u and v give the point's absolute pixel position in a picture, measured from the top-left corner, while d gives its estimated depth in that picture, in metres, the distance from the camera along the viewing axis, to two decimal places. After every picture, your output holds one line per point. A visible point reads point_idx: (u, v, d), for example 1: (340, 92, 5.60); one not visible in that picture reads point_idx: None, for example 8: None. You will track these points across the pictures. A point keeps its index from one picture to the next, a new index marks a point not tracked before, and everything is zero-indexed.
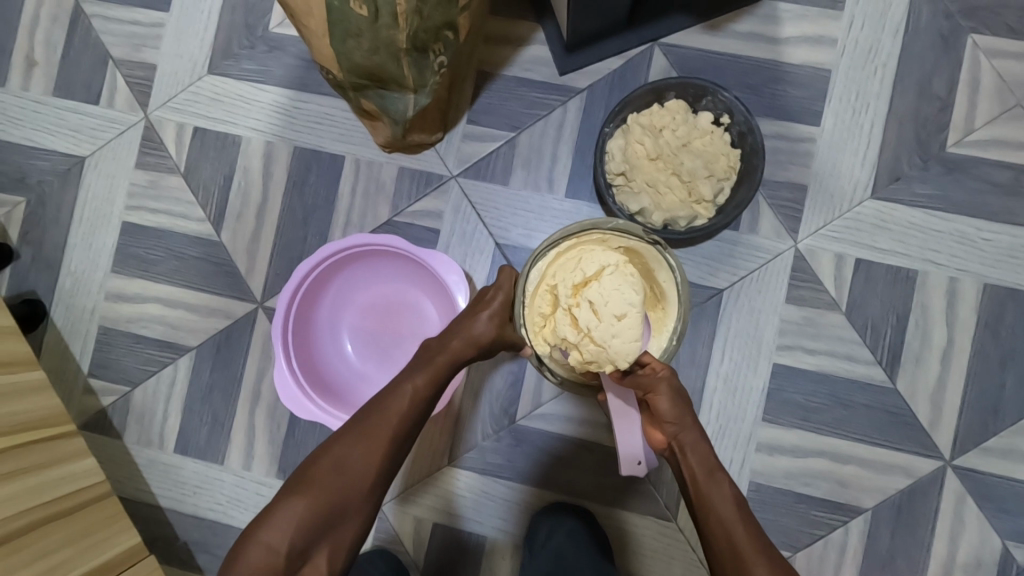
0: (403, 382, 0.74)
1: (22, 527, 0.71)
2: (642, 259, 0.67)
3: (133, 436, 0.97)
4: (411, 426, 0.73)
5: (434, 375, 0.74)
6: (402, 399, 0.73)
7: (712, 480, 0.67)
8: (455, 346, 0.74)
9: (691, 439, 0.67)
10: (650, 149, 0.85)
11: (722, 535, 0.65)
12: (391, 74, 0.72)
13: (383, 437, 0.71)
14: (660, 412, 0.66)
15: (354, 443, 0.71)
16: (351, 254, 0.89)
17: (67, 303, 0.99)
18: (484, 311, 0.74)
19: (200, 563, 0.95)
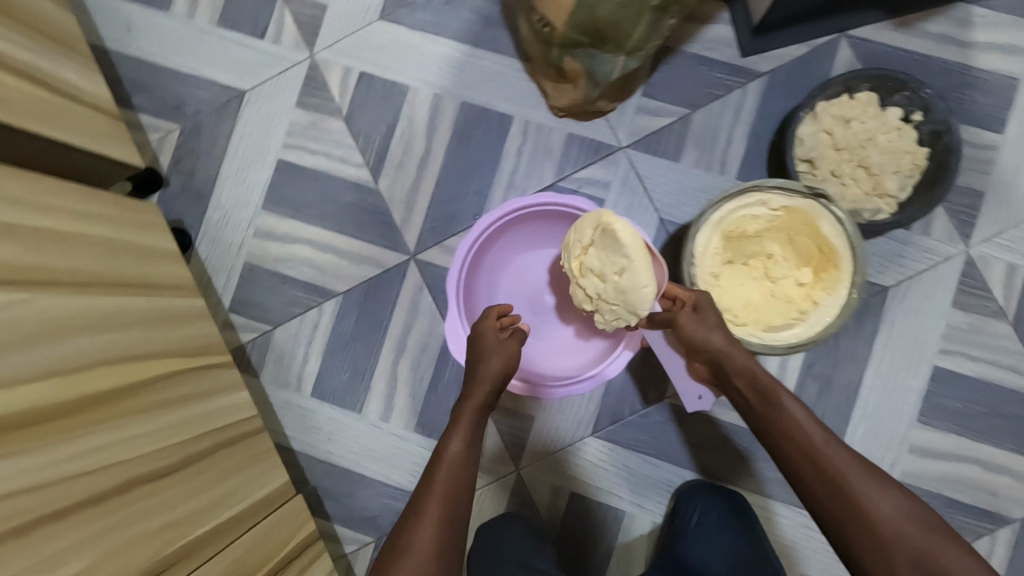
0: (442, 448, 0.72)
1: (204, 451, 0.69)
2: (805, 216, 0.71)
3: (270, 376, 0.96)
4: (466, 483, 0.70)
5: (468, 429, 0.74)
6: (449, 460, 0.70)
7: (772, 404, 0.63)
8: (477, 390, 0.76)
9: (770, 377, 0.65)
10: (839, 139, 0.85)
11: (854, 481, 0.57)
12: (624, 32, 0.73)
13: (443, 482, 0.69)
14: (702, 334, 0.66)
15: (418, 517, 0.66)
16: (539, 216, 0.92)
17: (214, 237, 0.98)
18: (490, 355, 0.78)
19: (327, 510, 0.94)
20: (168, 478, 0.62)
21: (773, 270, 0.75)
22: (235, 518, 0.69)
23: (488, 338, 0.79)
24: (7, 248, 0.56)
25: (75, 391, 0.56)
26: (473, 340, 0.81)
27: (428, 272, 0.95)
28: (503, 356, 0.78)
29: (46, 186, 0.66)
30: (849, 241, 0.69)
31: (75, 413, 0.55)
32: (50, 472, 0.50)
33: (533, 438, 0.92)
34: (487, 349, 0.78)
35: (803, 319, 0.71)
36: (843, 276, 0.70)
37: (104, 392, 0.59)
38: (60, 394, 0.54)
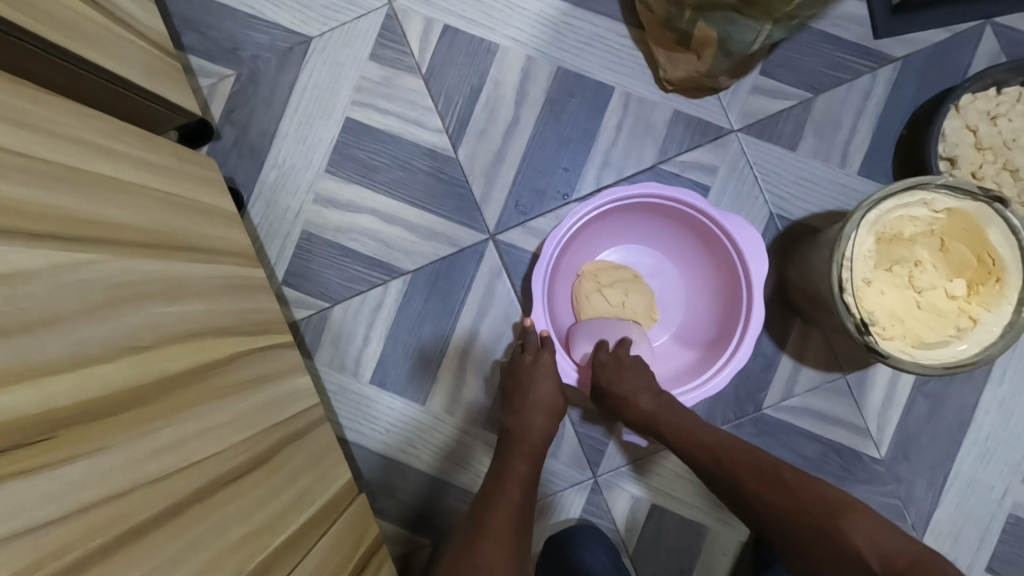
0: (505, 473, 0.71)
1: (274, 444, 0.61)
2: (970, 221, 0.63)
3: (325, 358, 0.87)
4: (527, 512, 0.68)
5: (532, 456, 0.73)
6: (514, 486, 0.69)
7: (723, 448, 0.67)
8: (541, 419, 0.75)
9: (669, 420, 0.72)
10: (983, 137, 0.77)
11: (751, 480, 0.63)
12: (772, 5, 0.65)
13: (511, 506, 0.67)
14: (625, 393, 0.73)
15: (479, 538, 0.63)
16: (650, 203, 0.81)
17: (269, 199, 0.87)
18: (550, 384, 0.76)
19: (381, 508, 0.86)
20: (244, 478, 0.54)
21: (920, 278, 0.68)
22: (308, 523, 0.61)
23: (544, 361, 0.76)
24: (69, 196, 0.46)
25: (147, 375, 0.47)
26: (530, 366, 0.76)
27: (507, 255, 0.85)
28: (556, 385, 0.76)
29: (105, 127, 0.56)
30: (1022, 253, 0.61)
31: (153, 401, 0.46)
32: (128, 476, 0.41)
33: (615, 442, 0.85)
34: (544, 378, 0.76)
35: (962, 336, 0.64)
36: (1009, 291, 0.62)
37: (176, 378, 0.50)
38: (131, 379, 0.45)
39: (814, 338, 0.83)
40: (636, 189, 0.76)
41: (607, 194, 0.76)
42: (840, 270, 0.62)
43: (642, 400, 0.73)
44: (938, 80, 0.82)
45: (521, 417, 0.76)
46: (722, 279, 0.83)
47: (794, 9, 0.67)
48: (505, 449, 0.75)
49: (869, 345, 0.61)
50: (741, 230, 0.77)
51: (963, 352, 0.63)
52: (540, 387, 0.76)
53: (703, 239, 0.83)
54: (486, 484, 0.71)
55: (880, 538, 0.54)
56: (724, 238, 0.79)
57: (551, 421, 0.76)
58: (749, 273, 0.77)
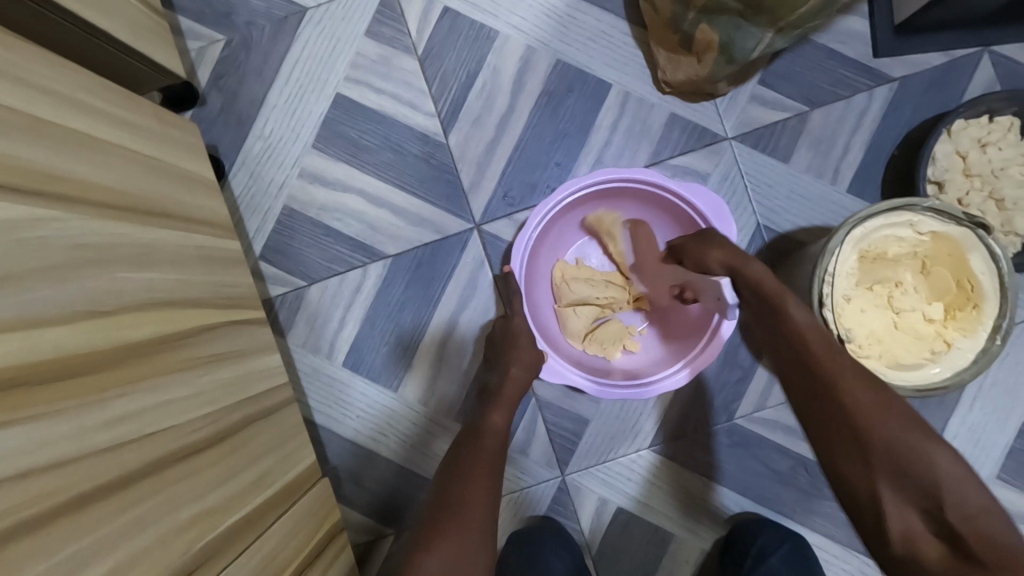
0: (481, 425, 0.70)
1: (239, 421, 0.59)
2: (954, 245, 0.63)
3: (299, 338, 0.85)
4: (503, 458, 0.67)
5: (510, 408, 0.72)
6: (491, 437, 0.68)
7: (877, 415, 0.52)
8: (518, 373, 0.73)
9: (796, 299, 0.61)
10: (972, 164, 0.77)
11: (908, 439, 0.51)
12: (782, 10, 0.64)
13: (489, 452, 0.66)
14: (742, 253, 0.66)
15: (461, 481, 0.62)
16: (645, 193, 0.81)
17: (252, 171, 0.85)
18: (522, 341, 0.76)
19: (345, 494, 0.85)
20: (202, 456, 0.52)
21: (899, 299, 0.68)
22: (266, 504, 0.59)
23: (519, 324, 0.78)
24: (33, 149, 0.44)
25: (104, 342, 0.45)
26: (506, 330, 0.78)
27: (491, 246, 0.84)
28: (531, 345, 0.75)
29: (80, 78, 0.54)
30: (1001, 281, 0.62)
31: (108, 370, 0.44)
32: (75, 446, 0.40)
33: (585, 442, 0.84)
34: (518, 334, 0.77)
35: (936, 360, 0.64)
36: (985, 318, 0.62)
37: (136, 347, 0.48)
38: (86, 344, 0.43)
39: None
40: (612, 173, 0.77)
41: (581, 179, 0.76)
42: (822, 285, 0.62)
43: (753, 263, 0.65)
44: (933, 104, 0.82)
45: (502, 374, 0.74)
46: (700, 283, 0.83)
47: (799, 19, 0.67)
48: (483, 405, 0.73)
49: None
50: (711, 204, 0.77)
51: (936, 376, 0.63)
52: (520, 345, 0.76)
53: (679, 222, 0.83)
54: (462, 437, 0.70)
55: (961, 489, 0.48)
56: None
57: (529, 376, 0.74)
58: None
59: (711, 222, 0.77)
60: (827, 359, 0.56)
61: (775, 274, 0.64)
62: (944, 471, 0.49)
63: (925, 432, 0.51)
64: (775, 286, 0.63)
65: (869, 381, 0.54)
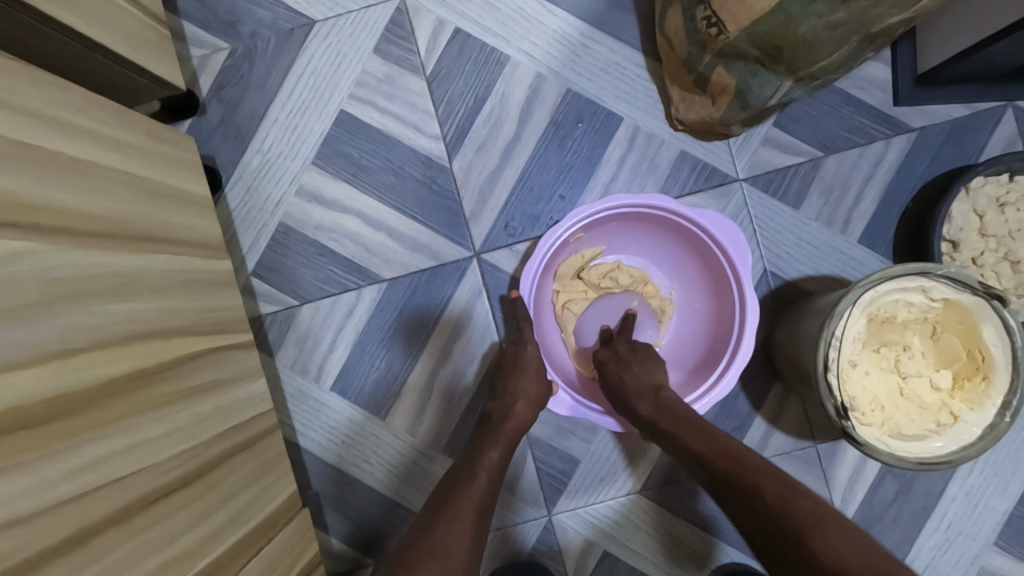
0: (476, 460, 0.67)
1: (215, 457, 0.57)
2: (967, 314, 0.61)
3: (287, 358, 0.83)
4: (492, 501, 0.65)
5: (507, 446, 0.69)
6: (484, 474, 0.65)
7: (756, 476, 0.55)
8: (522, 410, 0.71)
9: (684, 419, 0.64)
10: (988, 224, 0.75)
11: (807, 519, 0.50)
12: (805, 58, 0.62)
13: (482, 491, 0.64)
14: (630, 390, 0.69)
15: (447, 518, 0.60)
16: (660, 220, 0.79)
17: (249, 185, 0.83)
18: (529, 373, 0.74)
19: (326, 522, 0.83)
20: (173, 497, 0.50)
21: (906, 364, 0.66)
22: (240, 544, 0.57)
23: (529, 350, 0.76)
24: (14, 177, 0.43)
25: (76, 383, 0.43)
26: (512, 358, 0.76)
27: (490, 276, 0.82)
28: (538, 377, 0.73)
29: (66, 97, 0.52)
30: (1014, 354, 0.59)
31: (81, 417, 0.43)
32: (34, 500, 0.37)
33: (574, 483, 0.82)
34: (525, 364, 0.75)
35: (940, 432, 0.61)
36: (994, 392, 0.60)
37: (109, 389, 0.46)
38: (54, 386, 0.41)
39: (792, 404, 0.81)
40: (633, 199, 0.74)
41: (599, 203, 0.73)
42: (828, 349, 0.60)
43: (642, 404, 0.67)
44: (952, 158, 0.80)
45: (505, 408, 0.72)
46: (716, 313, 0.80)
47: (820, 70, 0.65)
48: (479, 436, 0.71)
49: (846, 431, 0.59)
50: (732, 236, 0.75)
51: (939, 449, 0.60)
52: (524, 377, 0.74)
53: (697, 251, 0.80)
54: (452, 469, 0.68)
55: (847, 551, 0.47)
56: (727, 270, 0.76)
57: (532, 413, 0.72)
58: (743, 304, 0.75)
59: (730, 254, 0.75)
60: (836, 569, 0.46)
61: (662, 401, 0.67)
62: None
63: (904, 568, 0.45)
64: (675, 416, 0.65)
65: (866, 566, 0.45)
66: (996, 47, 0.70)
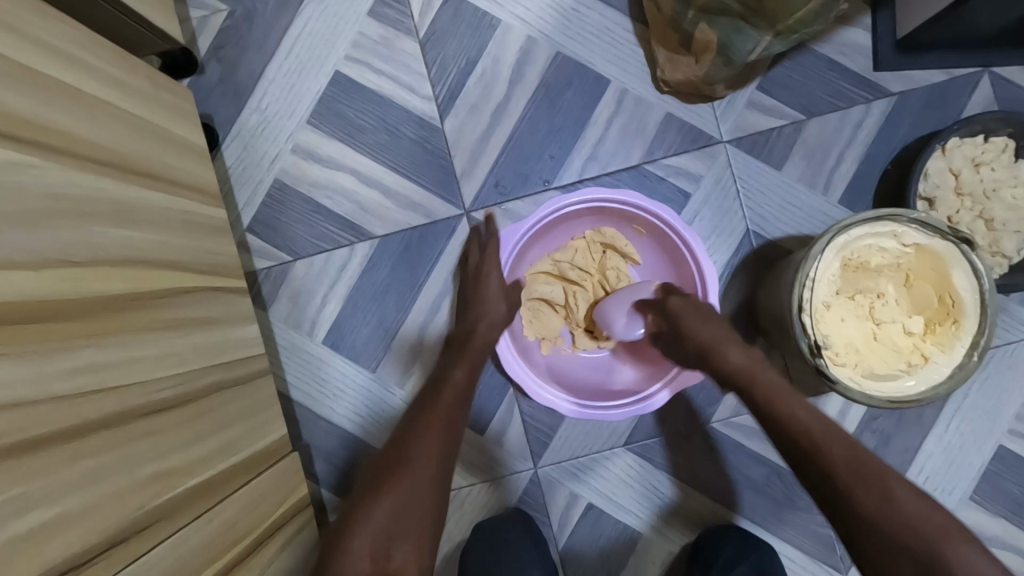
0: (443, 379, 0.71)
1: (208, 387, 0.59)
2: (937, 259, 0.63)
3: (281, 312, 0.85)
4: (461, 412, 0.68)
5: (473, 363, 0.72)
6: (451, 390, 0.69)
7: (850, 465, 0.54)
8: (485, 328, 0.74)
9: (764, 371, 0.65)
10: (964, 183, 0.77)
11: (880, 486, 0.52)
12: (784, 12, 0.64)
13: (447, 406, 0.67)
14: (709, 340, 0.68)
15: (417, 433, 0.64)
16: (624, 212, 0.80)
17: (245, 143, 0.85)
18: (492, 300, 0.77)
19: (317, 473, 0.84)
20: (167, 415, 0.52)
21: (880, 311, 0.67)
22: (230, 472, 0.59)
23: (490, 264, 0.78)
24: (18, 93, 0.44)
25: (74, 292, 0.45)
26: (473, 287, 0.78)
27: (480, 233, 0.84)
28: (503, 299, 0.77)
29: (70, 32, 0.54)
30: (982, 297, 0.61)
31: (81, 324, 0.45)
32: (33, 389, 0.39)
33: (560, 437, 0.84)
34: (489, 296, 0.77)
35: (912, 372, 0.63)
36: (964, 334, 0.62)
37: (107, 305, 0.48)
38: (53, 291, 0.43)
39: (774, 360, 0.83)
40: (584, 197, 0.76)
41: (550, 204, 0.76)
42: (802, 290, 0.62)
43: (732, 354, 0.67)
44: (930, 122, 0.82)
45: (469, 328, 0.75)
46: (682, 291, 0.83)
47: (797, 22, 0.66)
48: (447, 358, 0.74)
49: (819, 369, 0.61)
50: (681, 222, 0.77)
51: (911, 388, 0.63)
52: (490, 302, 0.76)
53: (655, 237, 0.82)
54: (425, 391, 0.72)
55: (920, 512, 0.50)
56: (684, 253, 0.79)
57: (497, 333, 0.75)
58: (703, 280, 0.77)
59: (684, 239, 0.77)
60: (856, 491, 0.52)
61: (752, 355, 0.67)
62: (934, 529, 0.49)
63: (946, 523, 0.49)
64: (763, 371, 0.65)
65: (887, 487, 0.52)
66: (971, 8, 0.72)
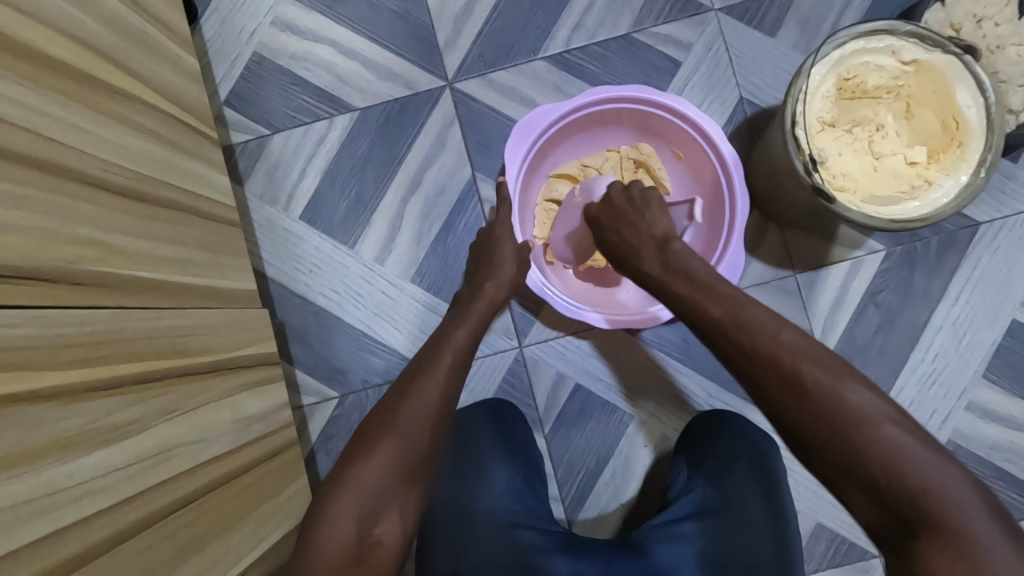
0: (443, 338, 0.64)
1: (165, 200, 0.56)
2: (937, 78, 0.60)
3: (256, 187, 0.82)
4: (464, 375, 0.62)
5: (477, 324, 0.66)
6: (452, 351, 0.62)
7: (795, 385, 0.46)
8: (492, 290, 0.69)
9: (681, 268, 0.59)
10: (965, 37, 0.73)
11: (858, 421, 0.43)
12: None
13: (443, 373, 0.59)
14: (634, 243, 0.64)
15: (405, 398, 0.57)
16: (666, 126, 0.76)
17: (224, 16, 0.83)
18: (506, 261, 0.71)
19: (292, 353, 0.80)
20: (113, 197, 0.48)
21: (880, 143, 0.63)
22: (185, 289, 0.55)
23: (500, 233, 0.73)
24: None
25: (19, 31, 0.42)
26: (489, 242, 0.73)
27: (463, 105, 0.82)
28: (517, 261, 0.71)
29: None
30: (987, 112, 0.58)
31: (23, 61, 0.42)
32: None
33: (546, 315, 0.80)
34: (503, 254, 0.71)
35: (915, 196, 0.60)
36: (969, 154, 0.59)
37: (59, 64, 0.45)
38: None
39: (769, 232, 0.79)
40: (634, 90, 0.73)
41: (600, 89, 0.73)
42: (794, 105, 0.58)
43: (648, 261, 0.62)
44: None
45: (474, 290, 0.69)
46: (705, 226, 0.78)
47: None
48: (452, 317, 0.68)
49: (815, 186, 0.57)
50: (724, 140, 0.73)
51: (914, 211, 0.60)
52: (500, 264, 0.70)
53: (689, 161, 0.78)
54: (425, 345, 0.65)
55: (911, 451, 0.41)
56: (723, 179, 0.74)
57: (504, 295, 0.69)
58: (735, 201, 0.73)
59: (722, 150, 0.73)
60: (802, 405, 0.45)
61: (671, 257, 0.60)
62: (888, 454, 0.41)
63: (904, 423, 0.43)
64: (680, 266, 0.59)
65: (850, 415, 0.43)
66: None
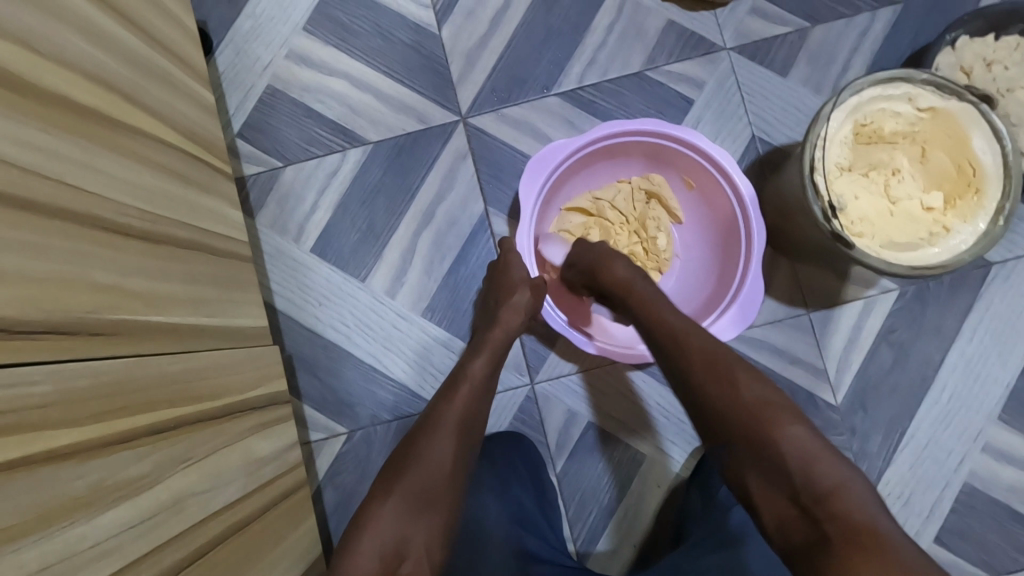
0: (461, 369, 0.63)
1: (180, 238, 0.55)
2: (954, 125, 0.61)
3: (267, 218, 0.81)
4: (483, 407, 0.61)
5: (494, 355, 0.65)
6: (468, 383, 0.61)
7: (767, 405, 0.53)
8: (506, 317, 0.67)
9: (641, 281, 0.65)
10: (975, 80, 0.74)
11: (765, 425, 0.52)
12: None
13: (463, 402, 0.59)
14: (601, 256, 0.69)
15: (432, 432, 0.57)
16: (678, 156, 0.76)
17: (239, 48, 0.83)
18: (519, 287, 0.69)
19: (300, 387, 0.79)
20: (130, 240, 0.48)
21: (896, 188, 0.63)
22: (198, 330, 0.54)
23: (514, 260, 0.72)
24: None
25: (46, 78, 0.41)
26: (501, 271, 0.72)
27: (476, 139, 0.82)
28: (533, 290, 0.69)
29: None
30: (1004, 161, 0.59)
31: (50, 107, 0.41)
32: None
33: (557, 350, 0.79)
34: (514, 281, 0.70)
35: (933, 242, 0.60)
36: (987, 202, 0.59)
37: (84, 109, 0.45)
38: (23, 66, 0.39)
39: (782, 270, 0.78)
40: (643, 122, 0.72)
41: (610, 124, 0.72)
42: (812, 151, 0.59)
43: (616, 265, 0.67)
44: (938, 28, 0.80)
45: (489, 320, 0.68)
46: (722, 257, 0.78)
47: None
48: (467, 349, 0.67)
49: (834, 232, 0.57)
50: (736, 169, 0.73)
51: (933, 257, 0.60)
52: (514, 291, 0.69)
53: (703, 190, 0.78)
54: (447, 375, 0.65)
55: (807, 450, 0.50)
56: (737, 209, 0.74)
57: (519, 321, 0.68)
58: (749, 232, 0.73)
59: (736, 183, 0.73)
60: (727, 413, 0.54)
61: (636, 267, 0.67)
62: (801, 454, 0.50)
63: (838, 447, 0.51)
64: (637, 282, 0.65)
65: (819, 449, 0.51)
66: None
